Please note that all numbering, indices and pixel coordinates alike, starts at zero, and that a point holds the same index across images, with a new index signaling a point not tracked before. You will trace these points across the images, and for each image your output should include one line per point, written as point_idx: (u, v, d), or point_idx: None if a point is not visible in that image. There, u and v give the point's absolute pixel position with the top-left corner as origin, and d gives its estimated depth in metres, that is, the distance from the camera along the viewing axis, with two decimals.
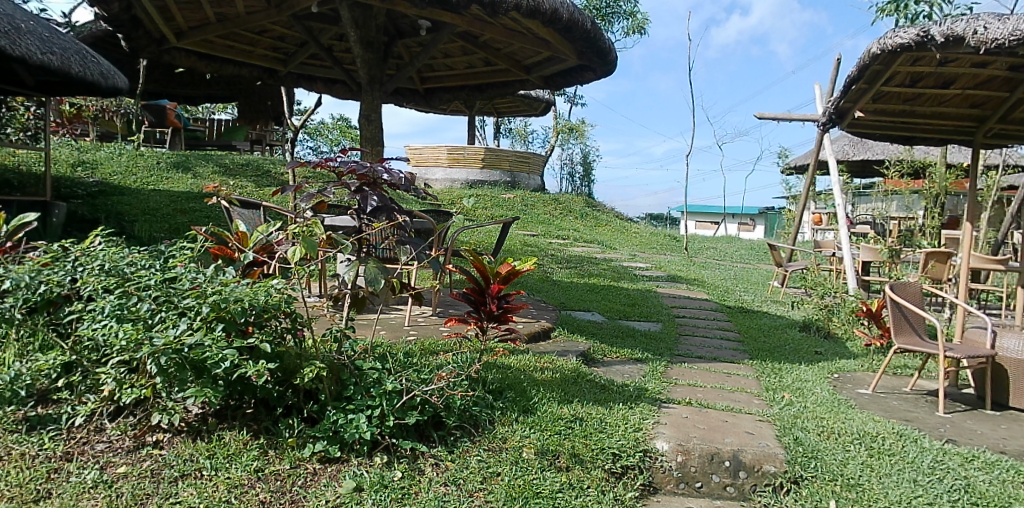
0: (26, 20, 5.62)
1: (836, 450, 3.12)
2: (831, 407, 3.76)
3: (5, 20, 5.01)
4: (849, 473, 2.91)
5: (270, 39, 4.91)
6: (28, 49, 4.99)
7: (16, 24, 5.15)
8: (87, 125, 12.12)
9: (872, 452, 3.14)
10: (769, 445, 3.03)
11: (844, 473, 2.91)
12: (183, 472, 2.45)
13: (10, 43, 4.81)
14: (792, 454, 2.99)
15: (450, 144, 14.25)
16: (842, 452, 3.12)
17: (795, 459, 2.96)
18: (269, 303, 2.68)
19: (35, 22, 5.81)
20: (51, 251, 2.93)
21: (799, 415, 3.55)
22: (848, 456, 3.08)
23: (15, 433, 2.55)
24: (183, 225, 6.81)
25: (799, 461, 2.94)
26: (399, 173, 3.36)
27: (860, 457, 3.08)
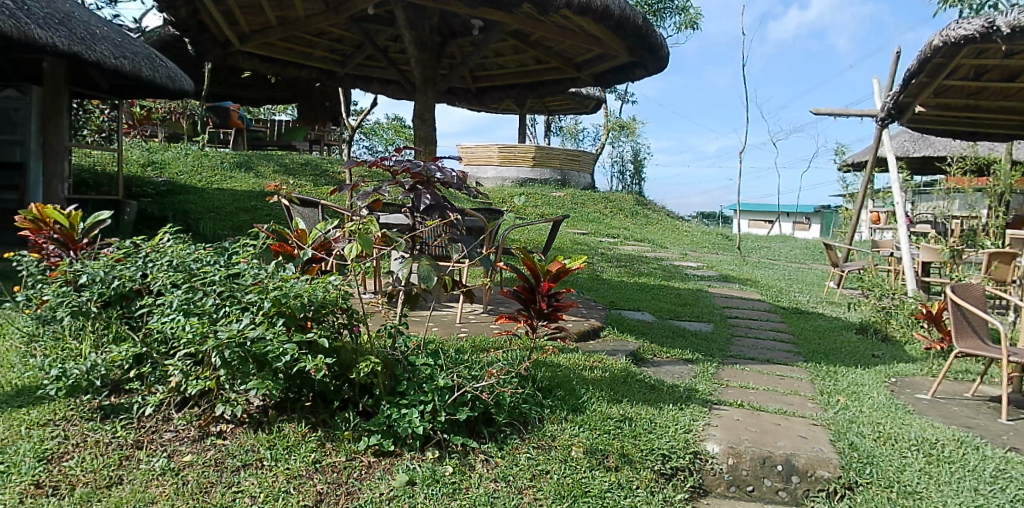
0: (101, 27, 5.87)
1: (892, 457, 3.03)
2: (888, 412, 3.64)
3: (82, 28, 5.24)
4: (906, 480, 2.83)
5: (328, 41, 5.02)
6: (103, 54, 5.20)
7: (92, 31, 5.38)
8: (155, 126, 12.66)
9: (930, 459, 3.03)
10: (823, 449, 2.97)
11: (900, 480, 2.83)
12: (245, 462, 2.55)
13: (87, 49, 5.03)
14: (847, 459, 2.93)
15: (500, 142, 14.36)
16: (898, 458, 3.02)
17: (850, 464, 2.90)
18: (327, 299, 2.75)
19: (109, 28, 6.06)
20: (124, 247, 3.06)
21: (854, 420, 3.45)
22: (905, 463, 2.98)
23: (91, 420, 2.67)
24: (246, 222, 7.02)
25: (854, 467, 2.88)
26: (452, 171, 3.42)
27: (917, 463, 2.98)
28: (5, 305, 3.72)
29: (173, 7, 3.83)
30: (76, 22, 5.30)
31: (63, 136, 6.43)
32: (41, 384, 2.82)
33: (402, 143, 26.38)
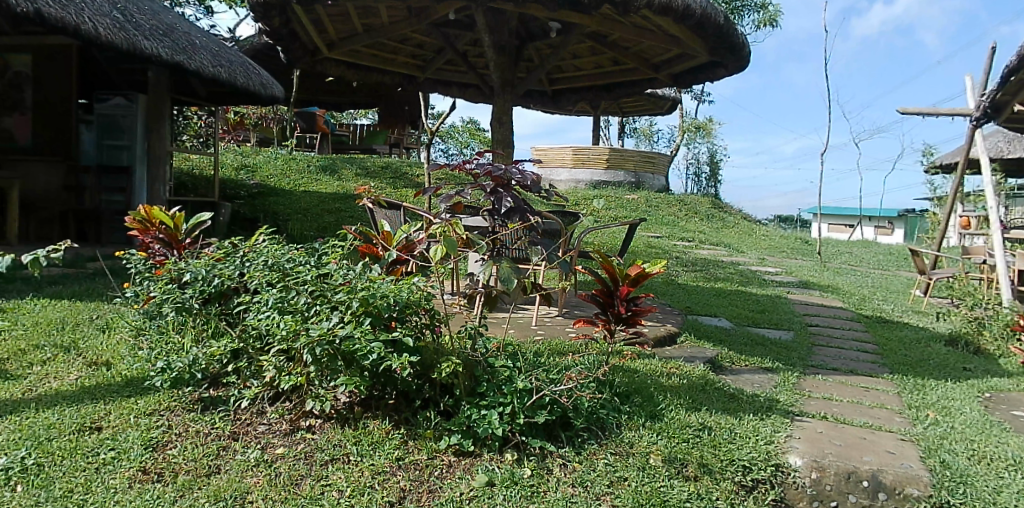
0: (199, 37, 6.19)
1: (989, 477, 2.84)
2: (983, 429, 3.41)
3: (183, 39, 5.54)
4: (1004, 502, 2.65)
5: (410, 47, 5.12)
6: (201, 63, 5.46)
7: (191, 42, 5.68)
8: (247, 131, 13.28)
9: None
10: (913, 466, 2.83)
11: (998, 501, 2.65)
12: (333, 456, 2.62)
13: (188, 58, 5.29)
14: (939, 477, 2.77)
15: (574, 144, 14.33)
16: (996, 479, 2.83)
17: (942, 483, 2.74)
18: (411, 299, 2.81)
19: (206, 38, 6.38)
20: (223, 247, 3.19)
21: (946, 437, 3.25)
22: (1003, 484, 2.79)
23: (193, 411, 2.80)
24: (330, 224, 7.23)
25: (947, 486, 2.72)
26: (533, 173, 3.40)
27: (1016, 485, 2.78)
28: (116, 300, 3.96)
29: (268, 18, 3.99)
30: (177, 34, 5.60)
31: (164, 138, 6.71)
32: (148, 376, 2.97)
33: (476, 146, 26.68)
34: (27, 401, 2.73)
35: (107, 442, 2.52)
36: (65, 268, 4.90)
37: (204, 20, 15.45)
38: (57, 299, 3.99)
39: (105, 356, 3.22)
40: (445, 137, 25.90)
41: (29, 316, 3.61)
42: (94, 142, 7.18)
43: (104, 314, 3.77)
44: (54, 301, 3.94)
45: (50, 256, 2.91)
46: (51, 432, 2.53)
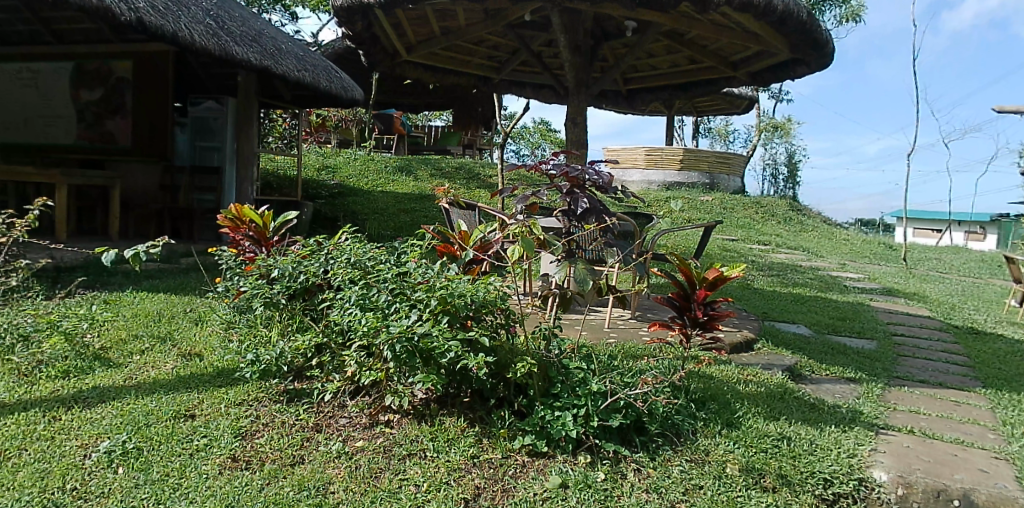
0: (286, 42, 6.43)
1: None
2: None
3: (271, 45, 5.76)
4: None
5: (486, 48, 5.15)
6: (288, 68, 5.67)
7: (279, 47, 5.90)
8: (329, 133, 13.78)
9: None
10: (1010, 487, 2.65)
11: None
12: (410, 451, 2.67)
13: (274, 63, 5.50)
14: None
15: (648, 145, 14.15)
16: None
17: None
18: (487, 299, 2.84)
19: (292, 43, 6.62)
20: (309, 245, 3.29)
21: None
22: None
23: (279, 402, 2.91)
24: (403, 223, 7.37)
25: None
26: (609, 174, 3.38)
27: None
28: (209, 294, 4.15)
29: (351, 22, 4.09)
30: (265, 39, 5.82)
31: (252, 141, 7.02)
32: (237, 367, 3.09)
33: (547, 147, 26.66)
34: (128, 388, 2.89)
35: (200, 429, 2.64)
36: (161, 263, 5.18)
37: (288, 26, 16.06)
38: (155, 292, 4.21)
39: (198, 347, 3.37)
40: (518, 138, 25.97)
41: (130, 308, 3.83)
42: (188, 143, 7.55)
43: (197, 307, 3.96)
44: (152, 294, 4.16)
45: (149, 252, 3.07)
46: (150, 418, 2.67)
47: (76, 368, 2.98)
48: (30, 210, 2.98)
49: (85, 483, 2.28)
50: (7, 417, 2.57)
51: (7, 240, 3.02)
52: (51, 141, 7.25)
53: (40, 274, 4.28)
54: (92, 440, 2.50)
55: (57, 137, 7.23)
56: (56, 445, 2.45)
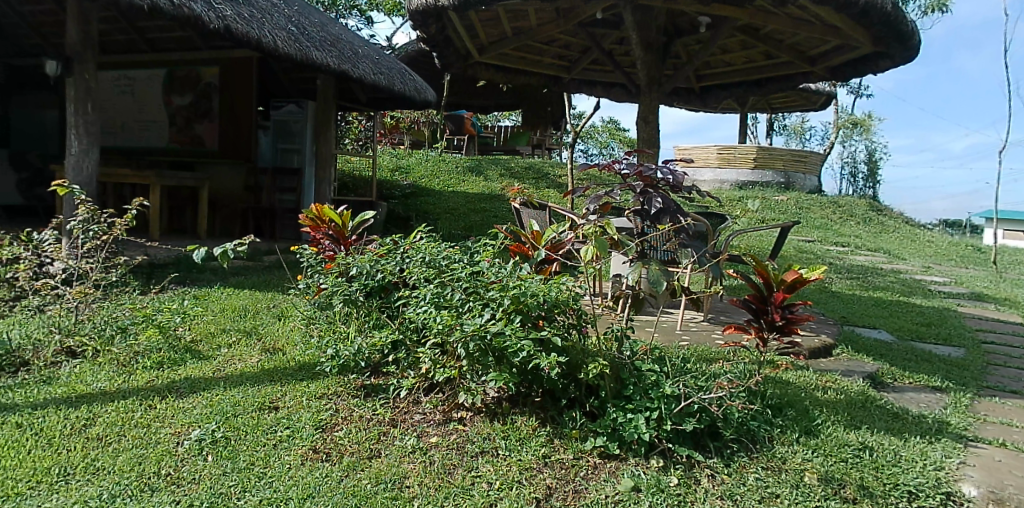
0: (361, 46, 6.58)
1: None
2: None
3: (348, 49, 5.92)
4: None
5: (557, 48, 5.14)
6: (364, 71, 5.80)
7: (355, 52, 6.05)
8: (403, 134, 14.09)
9: None
10: None
11: None
12: (482, 449, 2.69)
13: (352, 67, 5.64)
14: None
15: (720, 143, 13.82)
16: None
17: None
18: (560, 298, 2.85)
19: (367, 47, 6.77)
20: (386, 244, 3.36)
21: None
22: None
23: (357, 396, 2.98)
24: (470, 223, 7.44)
25: None
26: (683, 173, 3.36)
27: None
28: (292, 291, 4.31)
29: (425, 25, 4.16)
30: (342, 43, 5.98)
31: (330, 143, 7.25)
32: (318, 362, 3.19)
33: (615, 146, 26.40)
34: (217, 380, 3.02)
35: (283, 421, 2.74)
36: (245, 260, 5.40)
37: (363, 30, 16.49)
38: (240, 288, 4.39)
39: (280, 342, 3.50)
40: (586, 137, 25.83)
41: (218, 303, 4.01)
42: (271, 145, 7.65)
43: (279, 303, 4.10)
44: (238, 290, 4.34)
45: (236, 250, 3.20)
46: (237, 409, 2.78)
47: (169, 359, 3.13)
48: (129, 210, 3.16)
49: (178, 469, 2.38)
50: (108, 404, 2.73)
51: (108, 238, 3.22)
52: (143, 144, 7.65)
53: (138, 270, 4.54)
54: (184, 428, 2.62)
55: (149, 141, 7.63)
56: (152, 432, 2.58)
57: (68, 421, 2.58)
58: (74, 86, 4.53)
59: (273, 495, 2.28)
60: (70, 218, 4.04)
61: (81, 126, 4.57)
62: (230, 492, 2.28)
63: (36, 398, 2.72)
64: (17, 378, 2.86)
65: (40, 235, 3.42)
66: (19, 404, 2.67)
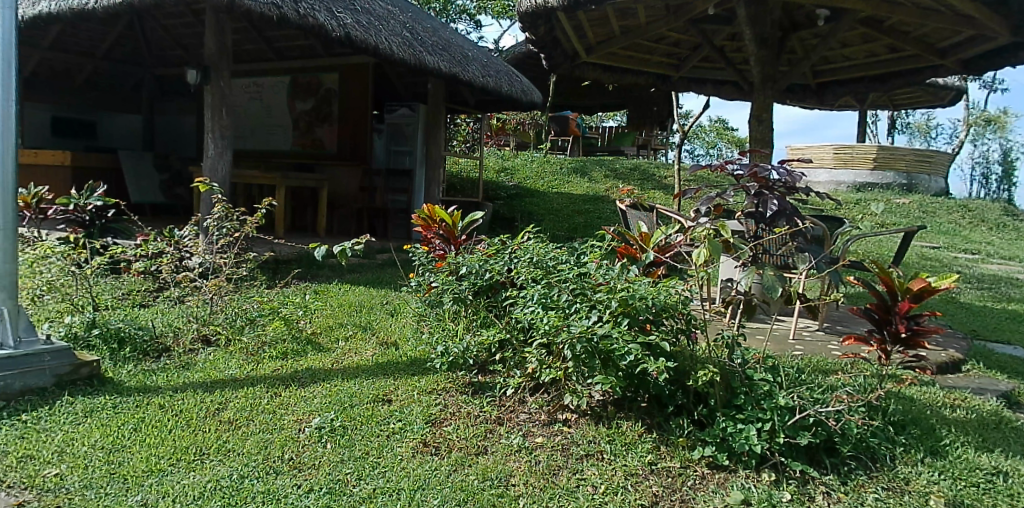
0: (471, 50, 6.72)
1: None
2: None
3: (459, 53, 6.06)
4: None
5: (666, 46, 5.04)
6: (474, 74, 5.92)
7: (465, 55, 6.19)
8: (508, 136, 14.30)
9: None
10: None
11: None
12: (588, 452, 2.68)
13: (462, 70, 5.76)
14: None
15: (837, 143, 13.15)
16: None
17: None
18: (668, 302, 2.80)
19: (476, 50, 6.91)
20: (494, 244, 3.42)
21: None
22: None
23: (465, 393, 3.05)
24: (567, 224, 7.42)
25: None
26: (798, 174, 3.29)
27: None
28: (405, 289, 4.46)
29: (535, 27, 4.20)
30: (453, 48, 6.13)
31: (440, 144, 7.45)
32: (428, 357, 3.28)
33: (722, 146, 25.57)
34: (335, 371, 3.17)
35: (396, 413, 2.84)
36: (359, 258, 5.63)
37: (473, 33, 16.84)
38: (356, 285, 4.59)
39: (393, 337, 3.63)
40: (692, 137, 25.17)
41: (335, 298, 4.20)
42: (385, 148, 7.87)
43: (392, 300, 4.25)
44: (357, 286, 4.54)
45: (353, 248, 3.35)
46: (354, 400, 2.91)
47: (293, 350, 3.32)
48: (258, 209, 3.37)
49: (300, 454, 2.51)
50: (238, 389, 2.93)
51: (240, 235, 3.45)
52: (269, 147, 8.12)
53: (265, 265, 4.84)
54: (306, 416, 2.77)
55: (274, 144, 8.09)
56: (277, 418, 2.73)
57: (204, 404, 2.78)
58: (211, 93, 4.87)
59: (386, 484, 2.36)
60: (208, 216, 4.36)
61: (217, 130, 4.90)
62: (346, 480, 2.38)
63: (176, 382, 2.95)
64: (161, 363, 3.12)
65: (182, 231, 3.72)
66: (162, 386, 2.90)
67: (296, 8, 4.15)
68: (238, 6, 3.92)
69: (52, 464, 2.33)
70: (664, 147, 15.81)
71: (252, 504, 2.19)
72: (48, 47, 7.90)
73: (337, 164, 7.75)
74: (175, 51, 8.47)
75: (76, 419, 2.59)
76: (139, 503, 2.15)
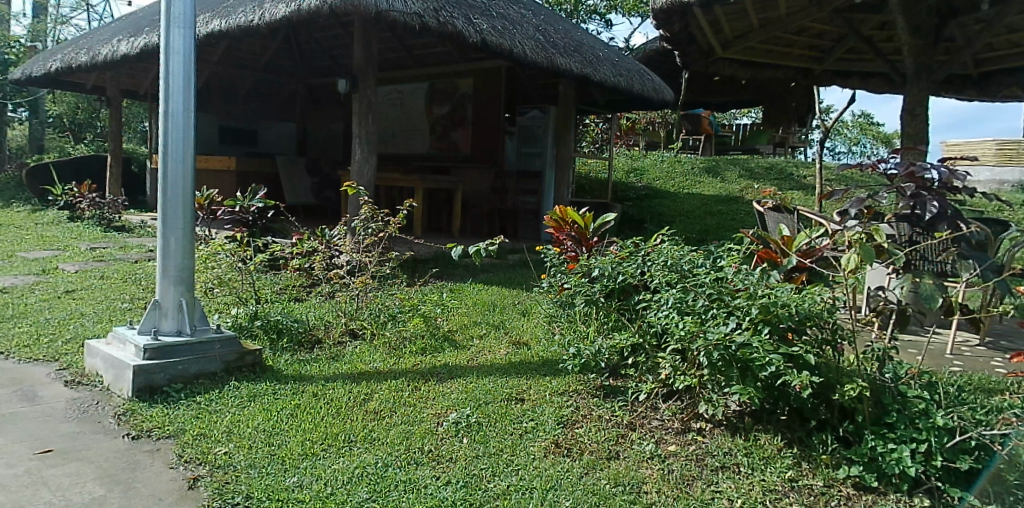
0: (602, 50, 6.71)
1: None
2: None
3: (590, 54, 6.06)
4: None
5: (809, 39, 4.78)
6: (605, 74, 5.90)
7: (597, 55, 6.19)
8: (638, 136, 14.22)
9: None
10: None
11: None
12: (723, 463, 2.60)
13: (594, 70, 5.76)
14: None
15: (1000, 137, 11.97)
16: None
17: None
18: (813, 310, 2.66)
19: (607, 50, 6.88)
20: (627, 246, 3.41)
21: None
22: None
23: (596, 396, 3.06)
24: (699, 226, 7.26)
25: None
26: (962, 172, 2.97)
27: None
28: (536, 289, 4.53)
29: (669, 23, 4.13)
30: (584, 48, 6.14)
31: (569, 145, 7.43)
32: (560, 359, 3.32)
33: (867, 143, 23.91)
34: (471, 368, 3.28)
35: (529, 413, 2.89)
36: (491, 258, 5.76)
37: (603, 34, 16.79)
38: (490, 284, 4.72)
39: (525, 337, 3.70)
40: (833, 133, 23.68)
41: (469, 296, 4.35)
42: (516, 150, 7.98)
43: (524, 300, 4.35)
44: (489, 285, 4.67)
45: (488, 249, 3.44)
46: (488, 397, 3.00)
47: (431, 346, 3.46)
48: (400, 210, 3.54)
49: (438, 447, 2.60)
50: (382, 382, 3.09)
51: (384, 235, 3.65)
52: (409, 151, 8.53)
53: (404, 264, 5.09)
54: (443, 410, 2.88)
55: (414, 148, 8.48)
56: (417, 411, 2.86)
57: (351, 394, 2.96)
58: (359, 102, 5.16)
59: (519, 482, 2.39)
60: (355, 216, 4.64)
61: (364, 136, 5.18)
62: (482, 475, 2.43)
63: (327, 371, 3.16)
64: (313, 353, 3.35)
65: (331, 231, 3.99)
66: (315, 375, 3.12)
67: (436, 16, 4.33)
68: (384, 18, 4.14)
69: (221, 442, 2.55)
70: (802, 144, 14.98)
71: (394, 492, 2.28)
72: (217, 62, 8.68)
73: (470, 166, 7.97)
74: (325, 61, 9.03)
75: (241, 403, 2.84)
76: (296, 484, 2.31)
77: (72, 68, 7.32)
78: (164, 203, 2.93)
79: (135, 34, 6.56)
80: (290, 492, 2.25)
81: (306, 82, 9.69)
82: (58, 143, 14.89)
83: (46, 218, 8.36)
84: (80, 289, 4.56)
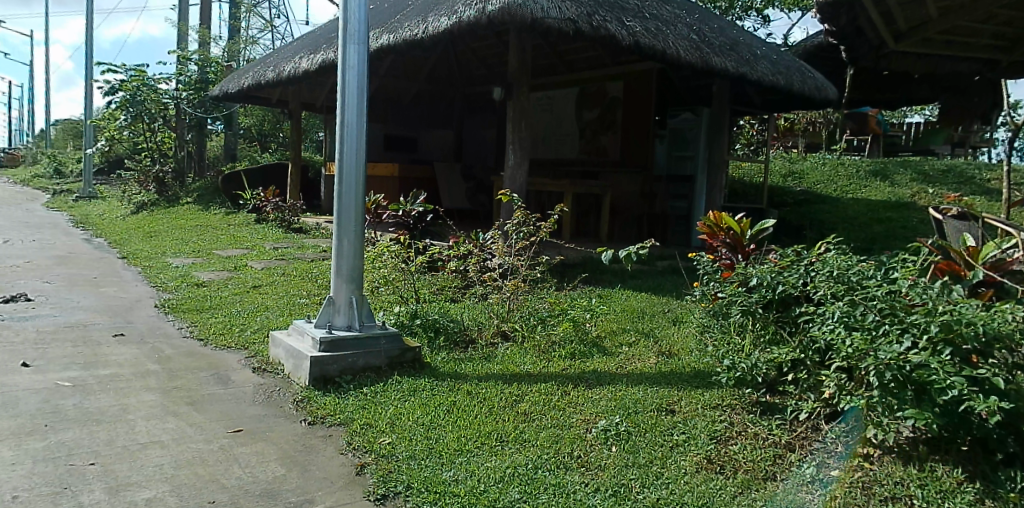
0: (760, 47, 6.45)
1: None
2: None
3: (746, 52, 5.84)
4: None
5: (999, 27, 4.30)
6: (763, 72, 5.64)
7: (754, 53, 5.95)
8: (797, 137, 13.62)
9: None
10: None
11: None
12: (893, 494, 2.36)
13: (751, 70, 5.53)
14: None
15: None
16: None
17: None
18: (1003, 331, 2.42)
19: (766, 47, 6.60)
20: (788, 256, 3.29)
21: None
22: None
23: (751, 412, 2.95)
24: (870, 234, 6.79)
25: None
26: None
27: None
28: (686, 298, 4.45)
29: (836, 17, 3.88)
30: (741, 47, 5.91)
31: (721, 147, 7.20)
32: (712, 371, 3.26)
33: None
34: (619, 376, 3.28)
35: (680, 425, 2.84)
36: (640, 264, 5.73)
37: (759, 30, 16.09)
38: (639, 290, 4.69)
39: (675, 347, 3.67)
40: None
41: (618, 303, 4.36)
42: (666, 153, 8.16)
43: (674, 309, 4.29)
44: (637, 292, 4.64)
45: (638, 254, 3.42)
46: (638, 406, 2.98)
47: (580, 352, 3.52)
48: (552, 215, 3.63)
49: (587, 454, 2.62)
50: (532, 385, 3.17)
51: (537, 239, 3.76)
52: (558, 156, 8.63)
53: (553, 268, 5.17)
54: (592, 417, 2.89)
55: (563, 153, 8.56)
56: (566, 415, 2.90)
57: (503, 395, 3.06)
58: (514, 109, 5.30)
59: (668, 496, 2.33)
60: (507, 220, 4.79)
61: (517, 143, 5.30)
62: (630, 485, 2.41)
63: (480, 371, 3.29)
64: (468, 352, 3.51)
65: (485, 234, 4.16)
66: (468, 374, 3.26)
67: (590, 21, 4.35)
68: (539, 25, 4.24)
69: (385, 433, 2.73)
70: (987, 144, 13.45)
71: (544, 494, 2.31)
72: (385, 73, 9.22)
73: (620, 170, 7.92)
74: (482, 68, 9.37)
75: (403, 396, 3.02)
76: (452, 478, 2.41)
77: (260, 84, 8.04)
78: (340, 207, 3.17)
79: (314, 50, 7.11)
80: (447, 485, 2.36)
81: (464, 91, 10.14)
82: (248, 151, 16.51)
83: (235, 220, 9.31)
84: (265, 284, 5.04)
